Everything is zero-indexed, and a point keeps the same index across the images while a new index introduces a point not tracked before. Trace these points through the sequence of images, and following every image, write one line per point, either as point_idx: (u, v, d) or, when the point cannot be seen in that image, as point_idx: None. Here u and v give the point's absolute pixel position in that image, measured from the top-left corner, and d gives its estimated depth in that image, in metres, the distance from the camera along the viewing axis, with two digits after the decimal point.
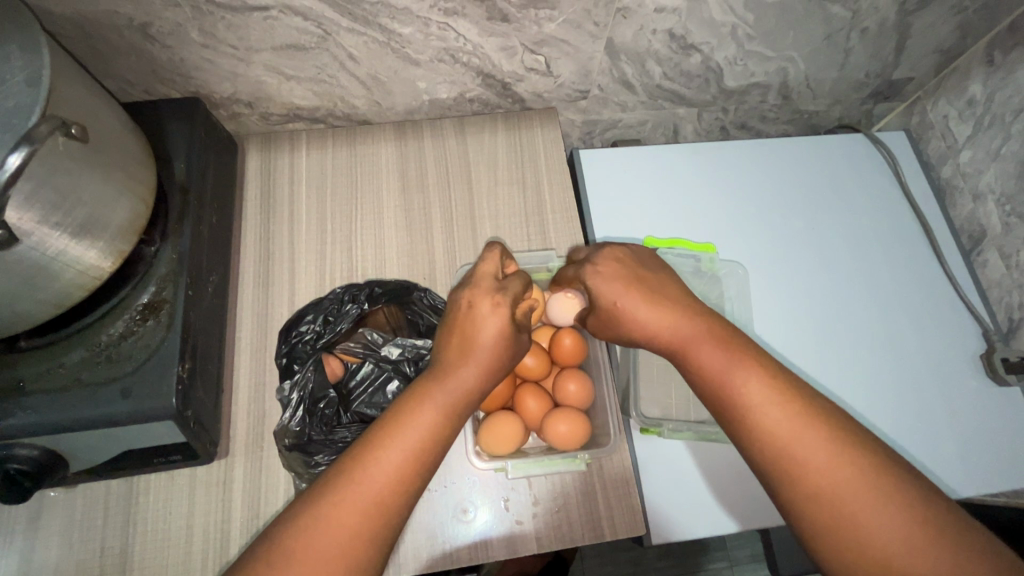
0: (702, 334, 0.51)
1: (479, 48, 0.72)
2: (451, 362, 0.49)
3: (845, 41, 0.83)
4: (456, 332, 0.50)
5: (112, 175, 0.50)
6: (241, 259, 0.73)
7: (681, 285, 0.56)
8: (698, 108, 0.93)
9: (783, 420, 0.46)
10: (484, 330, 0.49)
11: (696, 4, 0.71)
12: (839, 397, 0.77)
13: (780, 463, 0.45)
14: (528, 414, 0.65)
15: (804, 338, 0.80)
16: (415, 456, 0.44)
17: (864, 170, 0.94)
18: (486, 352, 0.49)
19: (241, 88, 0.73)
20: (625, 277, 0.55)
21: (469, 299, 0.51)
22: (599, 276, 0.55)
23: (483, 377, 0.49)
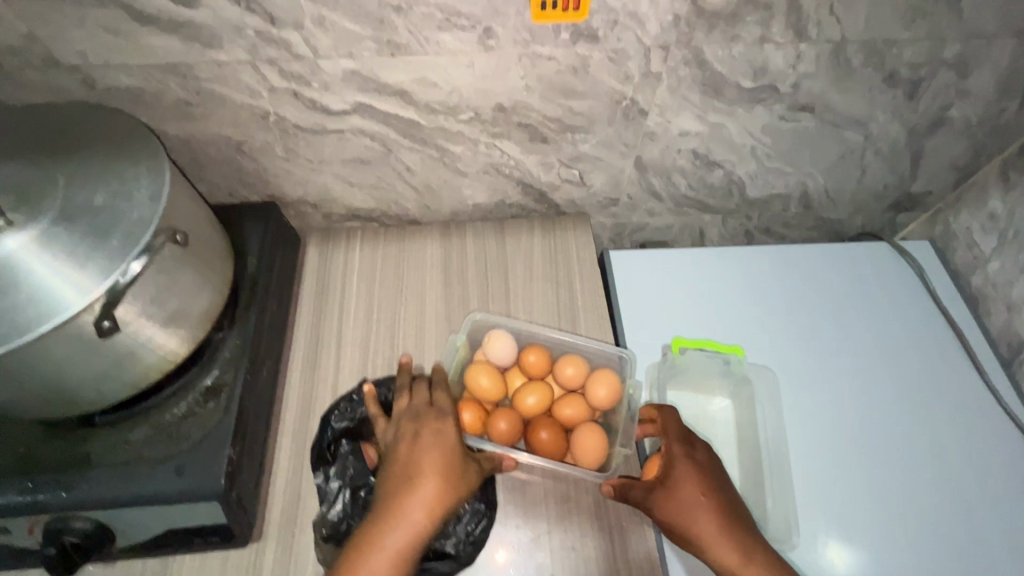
0: (736, 550, 0.59)
1: (520, 163, 0.81)
2: (403, 482, 0.58)
3: (861, 159, 0.88)
4: (409, 463, 0.59)
5: (202, 273, 0.58)
6: (294, 345, 0.78)
7: (709, 476, 0.64)
8: (722, 214, 0.98)
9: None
10: (434, 459, 0.59)
11: (718, 130, 0.79)
12: (882, 511, 0.74)
13: None
14: (578, 418, 0.71)
15: (839, 441, 0.79)
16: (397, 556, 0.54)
17: (892, 278, 0.96)
18: (433, 462, 0.59)
19: (310, 192, 0.82)
20: (695, 497, 0.61)
21: (427, 435, 0.61)
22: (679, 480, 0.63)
23: (439, 502, 0.57)
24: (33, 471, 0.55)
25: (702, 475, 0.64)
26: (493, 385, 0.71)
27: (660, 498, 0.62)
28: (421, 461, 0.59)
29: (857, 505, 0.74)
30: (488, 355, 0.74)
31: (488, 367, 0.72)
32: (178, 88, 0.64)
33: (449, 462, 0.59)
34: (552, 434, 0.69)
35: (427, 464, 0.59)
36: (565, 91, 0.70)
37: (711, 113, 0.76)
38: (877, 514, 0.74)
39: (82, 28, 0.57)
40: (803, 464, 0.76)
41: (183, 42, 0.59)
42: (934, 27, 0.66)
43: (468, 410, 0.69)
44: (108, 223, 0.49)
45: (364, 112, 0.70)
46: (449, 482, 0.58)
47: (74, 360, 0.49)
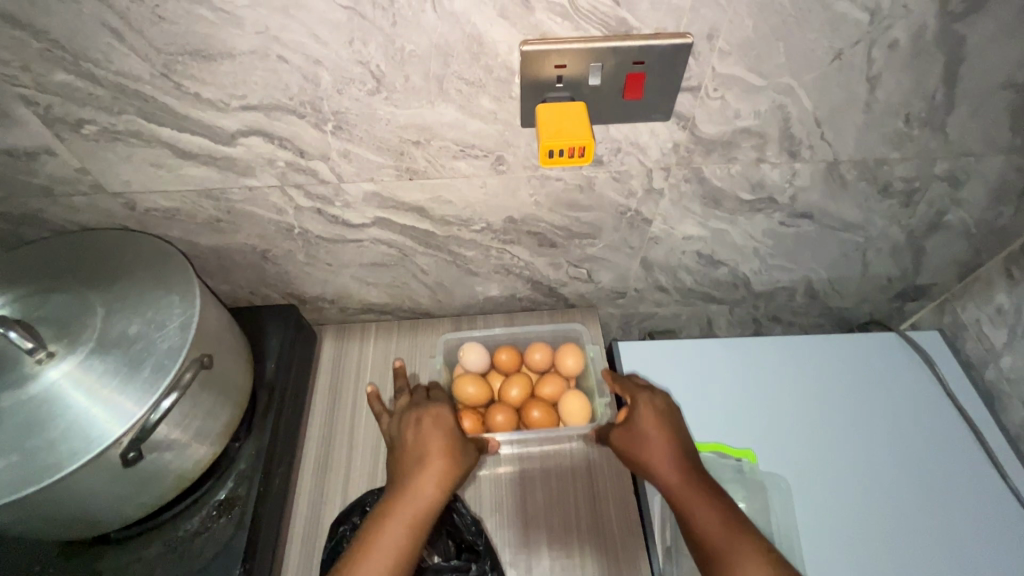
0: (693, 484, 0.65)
1: (530, 263, 0.84)
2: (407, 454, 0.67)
3: (863, 257, 0.91)
4: (413, 444, 0.67)
5: (224, 390, 0.61)
6: (306, 444, 0.79)
7: (679, 429, 0.71)
8: (729, 304, 1.00)
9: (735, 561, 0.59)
10: (437, 441, 0.67)
11: (720, 234, 0.82)
12: None
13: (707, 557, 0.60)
14: (559, 391, 0.80)
15: (862, 565, 0.77)
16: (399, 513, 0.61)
17: (902, 367, 0.95)
18: (431, 436, 0.67)
19: (328, 290, 0.86)
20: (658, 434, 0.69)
21: (429, 417, 0.69)
22: (643, 415, 0.71)
23: (436, 471, 0.64)
24: None
25: (663, 418, 0.71)
26: (478, 389, 0.79)
27: (627, 434, 0.71)
28: (423, 441, 0.67)
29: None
30: (467, 365, 0.82)
31: (470, 376, 0.81)
32: (211, 208, 0.69)
33: (451, 443, 0.67)
34: (543, 411, 0.78)
35: (430, 442, 0.67)
36: (572, 205, 0.74)
37: (713, 221, 0.79)
38: None
39: (129, 162, 0.62)
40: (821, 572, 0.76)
41: (219, 171, 0.64)
42: (922, 148, 0.70)
43: (467, 417, 0.77)
44: (141, 354, 0.52)
45: (383, 224, 0.74)
46: (452, 460, 0.66)
47: (99, 488, 0.51)
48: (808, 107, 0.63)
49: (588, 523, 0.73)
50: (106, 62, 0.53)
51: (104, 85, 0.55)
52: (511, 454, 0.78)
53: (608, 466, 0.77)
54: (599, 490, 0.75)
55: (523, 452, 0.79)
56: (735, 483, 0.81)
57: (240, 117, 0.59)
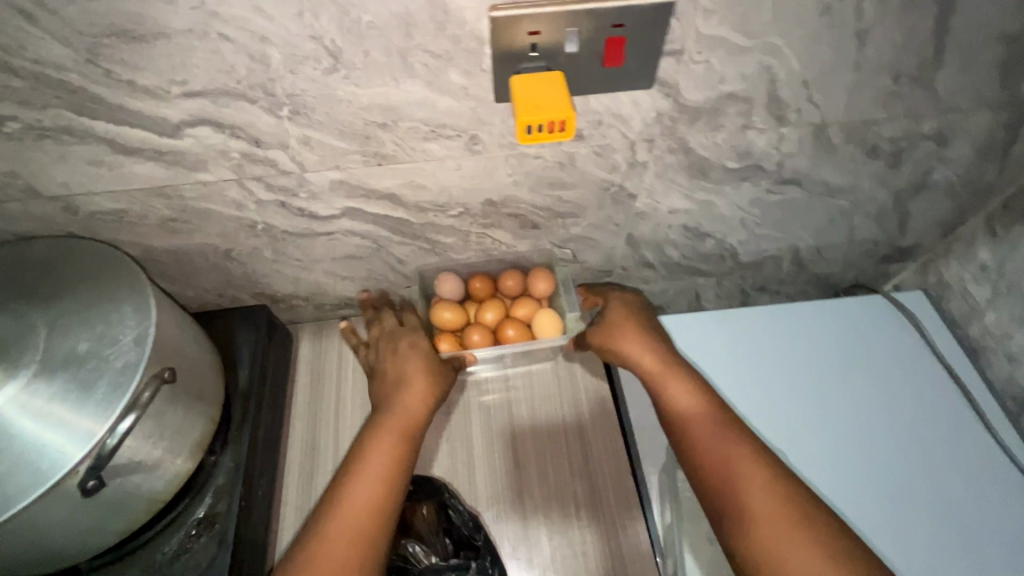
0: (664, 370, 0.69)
1: (513, 248, 0.81)
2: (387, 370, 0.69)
3: (849, 221, 0.89)
4: (398, 365, 0.69)
5: (193, 404, 0.56)
6: (289, 452, 0.75)
7: (656, 327, 0.74)
8: (717, 277, 0.99)
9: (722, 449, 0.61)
10: (417, 363, 0.68)
11: (706, 206, 0.79)
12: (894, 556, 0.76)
13: (683, 435, 0.64)
14: (532, 309, 0.79)
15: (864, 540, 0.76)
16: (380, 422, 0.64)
17: (892, 330, 0.95)
18: (410, 351, 0.69)
19: (301, 287, 0.82)
20: (632, 330, 0.72)
21: (404, 343, 0.70)
22: (617, 316, 0.74)
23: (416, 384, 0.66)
24: None
25: (636, 319, 0.74)
26: (453, 315, 0.78)
27: (602, 334, 0.73)
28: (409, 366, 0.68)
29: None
30: (441, 294, 0.81)
31: (445, 303, 0.80)
32: (163, 207, 0.64)
33: (430, 362, 0.69)
34: (518, 330, 0.77)
35: (414, 363, 0.68)
36: (554, 183, 0.70)
37: (699, 193, 0.76)
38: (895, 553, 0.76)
39: (63, 162, 0.57)
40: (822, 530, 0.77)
41: (167, 167, 0.59)
42: (910, 106, 0.68)
43: (444, 342, 0.77)
44: (93, 374, 0.48)
45: (354, 215, 0.70)
46: (436, 377, 0.68)
47: (61, 520, 0.47)
48: (795, 68, 0.60)
49: (586, 511, 0.71)
50: (23, 49, 0.47)
51: (22, 75, 0.49)
52: (499, 374, 0.81)
53: (605, 450, 0.75)
54: (597, 475, 0.73)
55: (508, 370, 0.82)
56: None
57: (185, 105, 0.53)
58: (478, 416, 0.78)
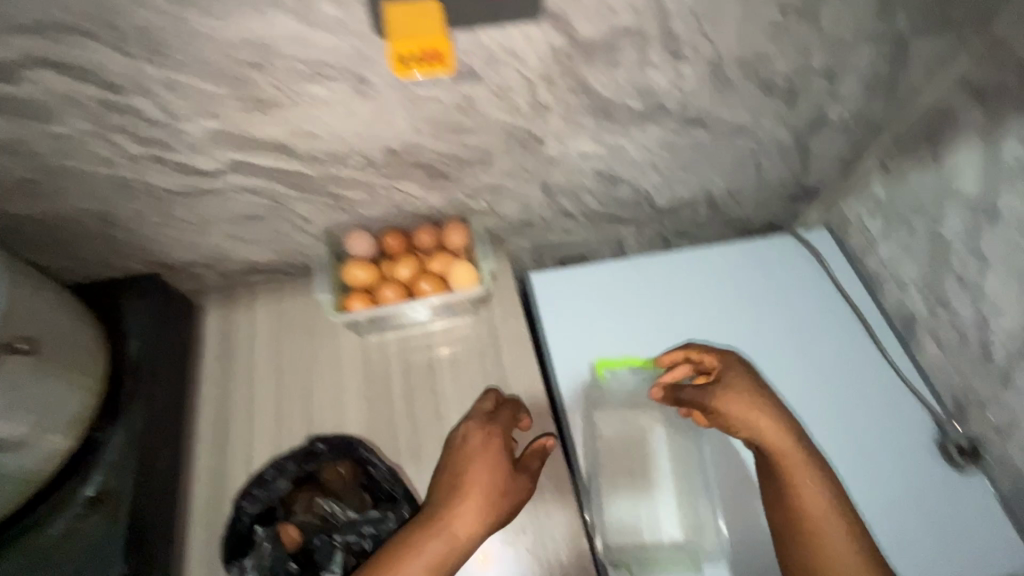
0: (785, 439, 0.69)
1: (425, 200, 0.79)
2: (463, 459, 0.65)
3: (756, 162, 0.92)
4: (472, 451, 0.65)
5: (66, 378, 0.55)
6: (198, 424, 0.72)
7: (747, 376, 0.73)
8: (637, 224, 1.01)
9: (828, 523, 0.66)
10: (489, 458, 0.64)
11: (617, 150, 0.80)
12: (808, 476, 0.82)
13: (801, 530, 0.66)
14: (446, 261, 0.78)
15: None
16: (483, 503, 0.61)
17: (796, 266, 1.01)
18: (486, 453, 0.64)
19: (200, 253, 0.77)
20: (749, 392, 0.71)
21: (474, 440, 0.66)
22: (732, 390, 0.72)
23: (489, 483, 0.62)
24: None
25: (742, 380, 0.73)
26: (366, 272, 0.76)
27: (717, 394, 0.72)
28: (474, 463, 0.64)
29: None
30: (352, 253, 0.78)
31: (357, 261, 0.77)
32: (16, 167, 0.59)
33: (501, 467, 0.64)
34: (433, 284, 0.76)
35: (483, 459, 0.64)
36: (455, 128, 0.68)
37: (607, 135, 0.76)
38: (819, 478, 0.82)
39: None
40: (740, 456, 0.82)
41: (8, 118, 0.55)
42: (797, 40, 0.69)
43: (357, 301, 0.74)
44: None
45: (243, 170, 0.65)
46: (509, 478, 0.64)
47: None
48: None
49: None
50: None
51: None
52: (420, 328, 0.81)
53: (527, 397, 0.76)
54: (519, 420, 0.75)
55: (429, 326, 0.81)
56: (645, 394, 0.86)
57: (13, 44, 0.49)
58: (399, 373, 0.77)
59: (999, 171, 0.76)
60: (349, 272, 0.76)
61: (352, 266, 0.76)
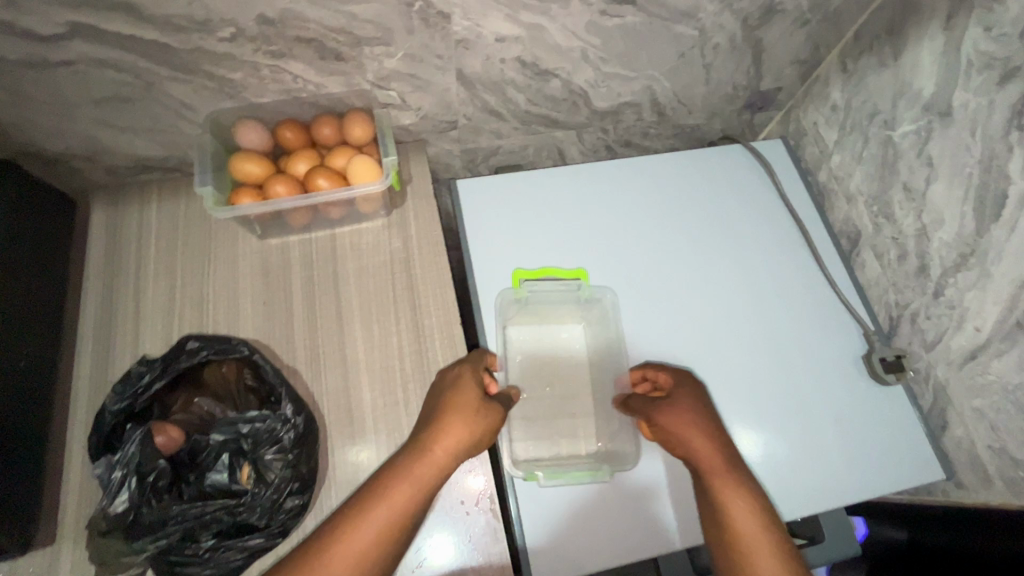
0: (724, 462, 0.64)
1: (323, 87, 0.71)
2: (444, 401, 0.62)
3: (701, 57, 0.84)
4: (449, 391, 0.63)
5: None
6: (80, 323, 0.68)
7: (700, 401, 0.71)
8: (575, 129, 0.93)
9: (759, 545, 0.58)
10: (467, 396, 0.62)
11: (537, 33, 0.71)
12: (732, 392, 0.79)
13: (730, 547, 0.60)
14: (345, 156, 0.71)
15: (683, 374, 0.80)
16: (455, 449, 0.59)
17: (743, 178, 0.95)
18: (467, 395, 0.62)
19: (74, 143, 0.70)
20: (691, 415, 0.68)
21: (456, 386, 0.63)
22: (676, 405, 0.69)
23: (466, 433, 0.60)
24: None
25: (691, 399, 0.70)
26: (257, 167, 0.70)
27: (658, 406, 0.69)
28: (449, 423, 0.60)
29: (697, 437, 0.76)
30: (244, 145, 0.71)
31: (247, 153, 0.70)
32: None
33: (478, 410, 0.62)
34: (330, 179, 0.70)
35: (460, 417, 0.60)
36: None
37: (524, 14, 0.68)
38: (743, 394, 0.80)
39: None
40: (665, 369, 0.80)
41: None
42: None
43: (245, 196, 0.69)
44: None
45: (91, 35, 0.58)
46: (485, 421, 0.61)
47: None
48: None
49: (411, 361, 0.69)
50: None
51: None
52: (325, 232, 0.76)
53: (435, 302, 0.72)
54: (424, 325, 0.71)
55: (336, 230, 0.76)
56: (564, 304, 0.85)
57: None
58: (301, 275, 0.73)
59: (956, 62, 0.69)
60: (238, 167, 0.70)
61: (239, 161, 0.69)
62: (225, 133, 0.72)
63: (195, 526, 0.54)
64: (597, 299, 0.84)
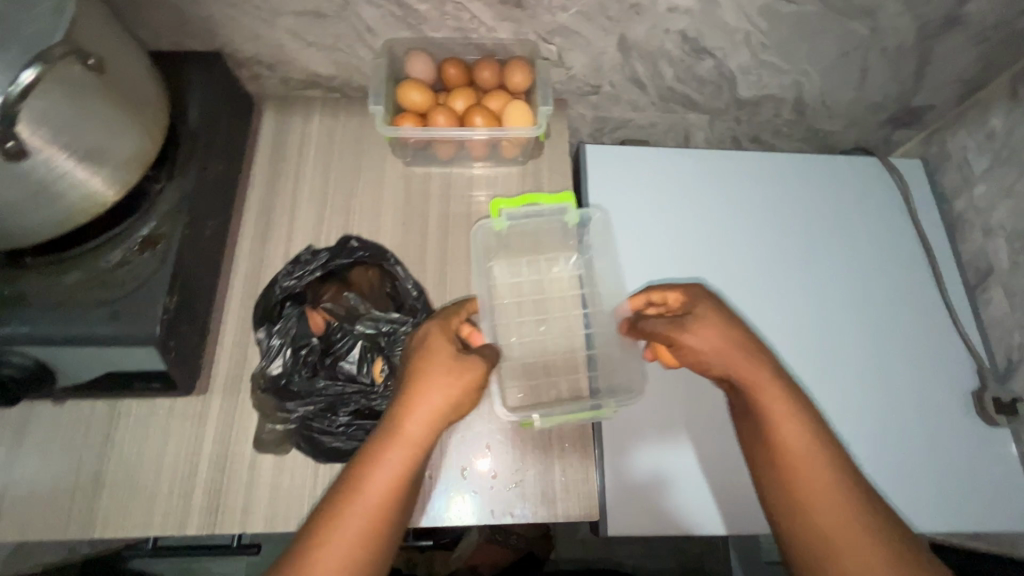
0: (771, 379, 0.56)
1: (493, 31, 0.75)
2: (422, 362, 0.55)
3: (861, 59, 0.82)
4: (423, 352, 0.56)
5: (127, 110, 0.54)
6: (244, 212, 0.76)
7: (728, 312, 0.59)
8: (710, 114, 0.93)
9: (809, 464, 0.53)
10: (444, 356, 0.55)
11: (710, 8, 0.73)
12: (827, 397, 0.79)
13: (780, 467, 0.54)
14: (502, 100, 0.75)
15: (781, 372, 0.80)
16: (440, 411, 0.53)
17: (874, 191, 0.93)
18: (444, 355, 0.55)
19: (263, 49, 0.76)
20: (722, 335, 0.57)
21: (432, 341, 0.56)
22: (704, 326, 0.57)
23: (451, 393, 0.53)
24: None
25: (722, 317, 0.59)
26: (420, 95, 0.75)
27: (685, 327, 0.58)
28: (420, 394, 0.52)
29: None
30: (411, 74, 0.76)
31: (414, 82, 0.75)
32: None
33: (460, 369, 0.55)
34: (485, 119, 0.74)
35: (435, 385, 0.53)
36: None
37: None
38: (838, 402, 0.79)
39: None
40: None
41: None
42: None
43: (407, 121, 0.75)
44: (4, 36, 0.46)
45: None
46: (473, 380, 0.55)
47: None
48: None
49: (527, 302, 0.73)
50: None
51: None
52: (464, 169, 0.80)
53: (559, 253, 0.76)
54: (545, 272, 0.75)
55: (473, 169, 0.80)
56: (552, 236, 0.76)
57: None
58: (437, 204, 0.78)
59: None
60: (404, 94, 0.75)
61: (406, 87, 0.75)
62: (393, 60, 0.77)
63: (335, 400, 0.62)
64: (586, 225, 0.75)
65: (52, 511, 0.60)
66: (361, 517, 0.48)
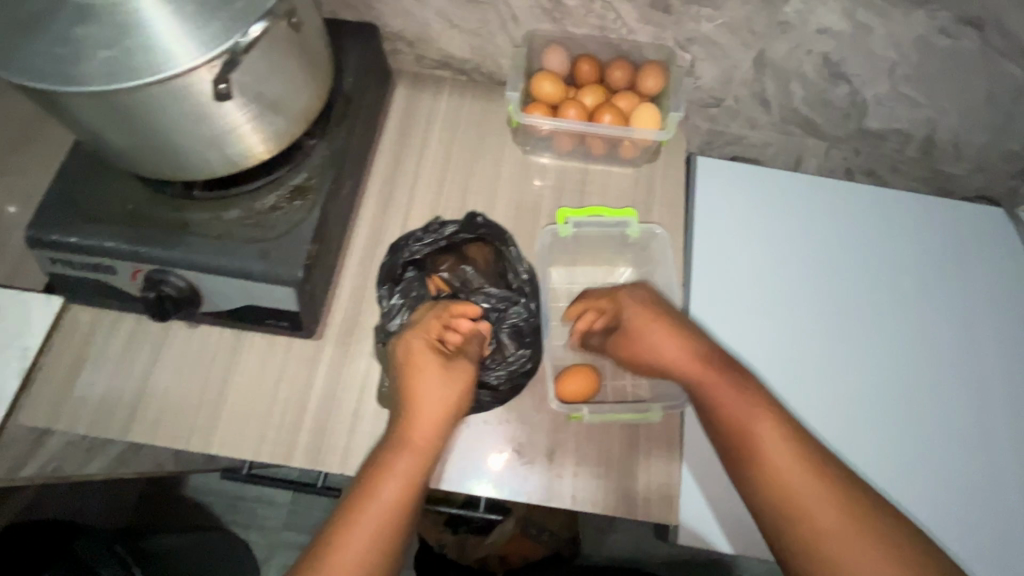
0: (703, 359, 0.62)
1: (632, 33, 0.77)
2: (412, 375, 0.59)
3: (1008, 104, 0.79)
4: (409, 364, 0.60)
5: (307, 68, 0.59)
6: (370, 177, 0.80)
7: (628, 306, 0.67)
8: (830, 142, 0.89)
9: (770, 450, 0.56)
10: (432, 368, 0.59)
11: (859, 34, 0.72)
12: (914, 450, 0.74)
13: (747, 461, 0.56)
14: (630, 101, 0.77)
15: (868, 408, 0.76)
16: (436, 418, 0.57)
17: (995, 244, 0.87)
18: (429, 364, 0.59)
19: (409, 27, 0.80)
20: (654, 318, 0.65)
21: (417, 350, 0.60)
22: (645, 325, 0.64)
23: (444, 399, 0.58)
24: (142, 227, 0.60)
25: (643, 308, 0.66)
26: (553, 86, 0.77)
27: (644, 334, 0.64)
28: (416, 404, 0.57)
29: (873, 473, 0.72)
30: (545, 66, 0.79)
31: (547, 73, 0.78)
32: None
33: (447, 373, 0.59)
34: (614, 117, 0.76)
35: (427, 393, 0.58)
36: None
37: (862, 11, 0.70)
38: (920, 455, 0.74)
39: None
40: (853, 400, 0.76)
41: None
42: None
43: (537, 109, 0.77)
44: None
45: None
46: (461, 384, 0.59)
47: (191, 117, 0.52)
48: None
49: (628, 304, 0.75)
50: None
51: None
52: (580, 164, 0.82)
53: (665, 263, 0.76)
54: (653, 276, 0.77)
55: (589, 164, 0.82)
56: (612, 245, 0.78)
57: None
58: (548, 195, 0.80)
59: None
60: (538, 83, 0.78)
61: (542, 77, 0.78)
62: (529, 50, 0.80)
63: None
64: (645, 241, 0.77)
65: (177, 421, 0.65)
66: (376, 518, 0.53)
